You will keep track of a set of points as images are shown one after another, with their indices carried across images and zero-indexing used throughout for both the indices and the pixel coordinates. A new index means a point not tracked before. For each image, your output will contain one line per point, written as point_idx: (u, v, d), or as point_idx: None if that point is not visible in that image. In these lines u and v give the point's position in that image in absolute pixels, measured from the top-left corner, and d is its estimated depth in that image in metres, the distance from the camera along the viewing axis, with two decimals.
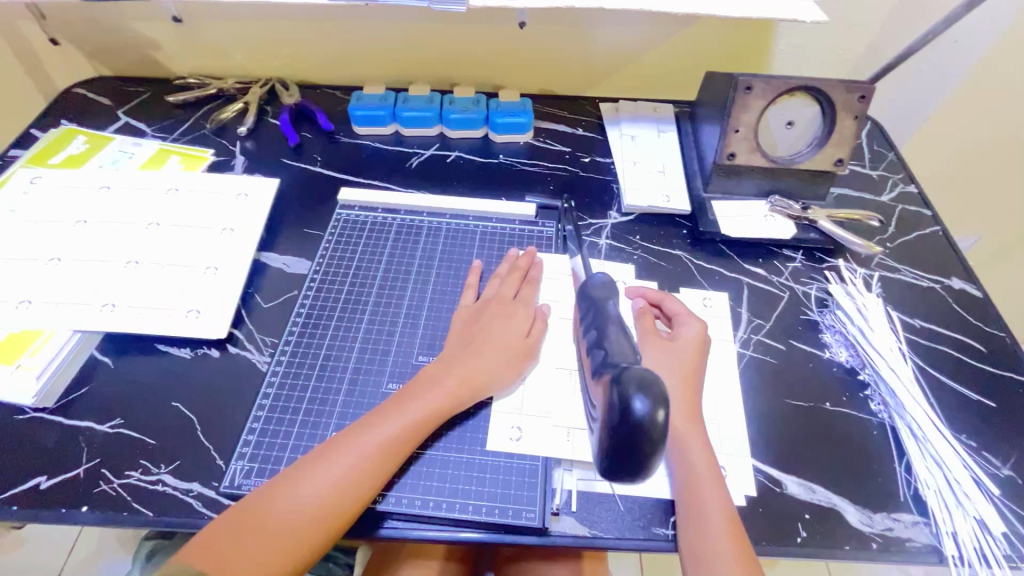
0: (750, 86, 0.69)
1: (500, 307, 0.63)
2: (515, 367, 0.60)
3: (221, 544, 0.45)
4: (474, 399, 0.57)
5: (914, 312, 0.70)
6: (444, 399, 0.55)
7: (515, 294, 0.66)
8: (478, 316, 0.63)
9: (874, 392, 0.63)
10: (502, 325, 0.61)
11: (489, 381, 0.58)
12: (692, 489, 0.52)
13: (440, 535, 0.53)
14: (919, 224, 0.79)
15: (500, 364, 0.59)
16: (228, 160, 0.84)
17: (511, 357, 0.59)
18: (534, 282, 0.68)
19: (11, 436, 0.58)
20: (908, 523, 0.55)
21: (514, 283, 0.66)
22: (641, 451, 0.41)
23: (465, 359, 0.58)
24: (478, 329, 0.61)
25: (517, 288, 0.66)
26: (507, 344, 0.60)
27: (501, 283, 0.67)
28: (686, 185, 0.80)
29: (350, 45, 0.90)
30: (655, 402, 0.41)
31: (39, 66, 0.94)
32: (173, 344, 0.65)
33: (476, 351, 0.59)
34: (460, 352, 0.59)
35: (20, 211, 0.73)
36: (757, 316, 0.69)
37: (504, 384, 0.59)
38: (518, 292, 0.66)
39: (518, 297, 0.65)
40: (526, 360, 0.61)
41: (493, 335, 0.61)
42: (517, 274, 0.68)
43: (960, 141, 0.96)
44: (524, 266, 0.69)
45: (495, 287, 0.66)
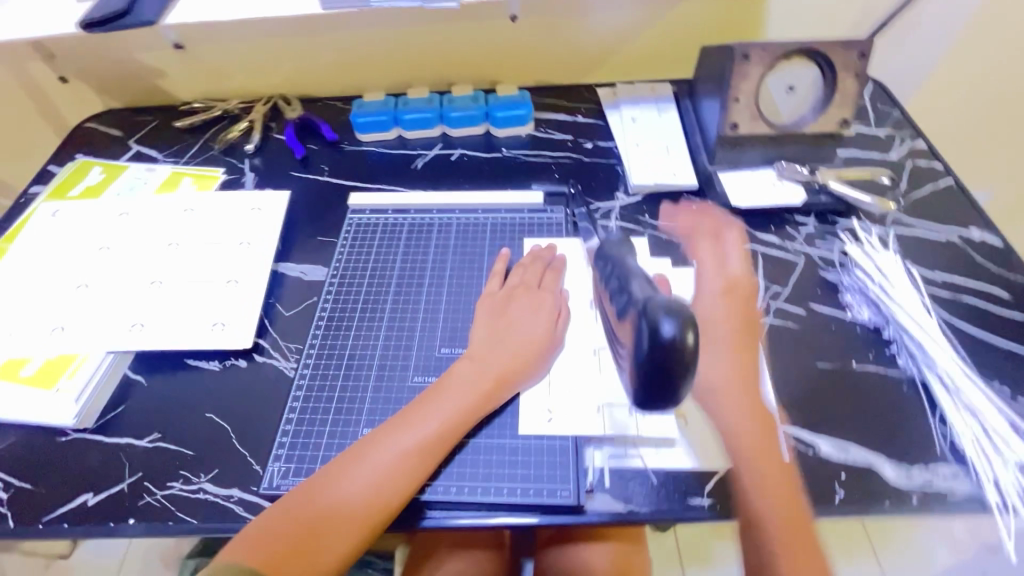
0: (746, 55, 0.69)
1: (525, 297, 0.64)
2: (544, 355, 0.60)
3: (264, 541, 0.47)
4: (507, 390, 0.58)
5: (934, 266, 0.69)
6: (475, 395, 0.56)
7: (539, 283, 0.66)
8: (503, 308, 0.63)
9: (900, 347, 0.62)
10: (529, 315, 0.62)
11: (517, 373, 0.58)
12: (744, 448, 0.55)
13: (476, 521, 0.53)
14: (931, 177, 0.78)
15: (529, 352, 0.60)
16: (239, 177, 0.86)
17: (539, 346, 0.60)
18: (558, 270, 0.68)
19: (55, 457, 0.59)
20: (947, 474, 0.54)
21: (537, 272, 0.67)
22: (675, 369, 0.45)
23: (495, 351, 0.59)
24: (505, 320, 0.62)
25: (541, 276, 0.67)
26: (535, 334, 0.61)
27: (523, 273, 0.67)
28: (691, 161, 0.80)
29: (348, 55, 0.92)
30: (682, 324, 0.44)
31: (51, 105, 0.97)
32: (202, 358, 0.66)
33: (504, 342, 0.60)
34: (488, 344, 0.60)
35: (45, 243, 0.75)
36: (774, 283, 0.69)
37: (534, 372, 0.60)
38: (542, 280, 0.67)
39: (543, 285, 0.66)
40: (554, 348, 0.61)
41: (520, 325, 0.62)
42: (539, 263, 0.68)
43: (965, 92, 0.95)
44: (546, 257, 0.69)
45: (518, 277, 0.67)
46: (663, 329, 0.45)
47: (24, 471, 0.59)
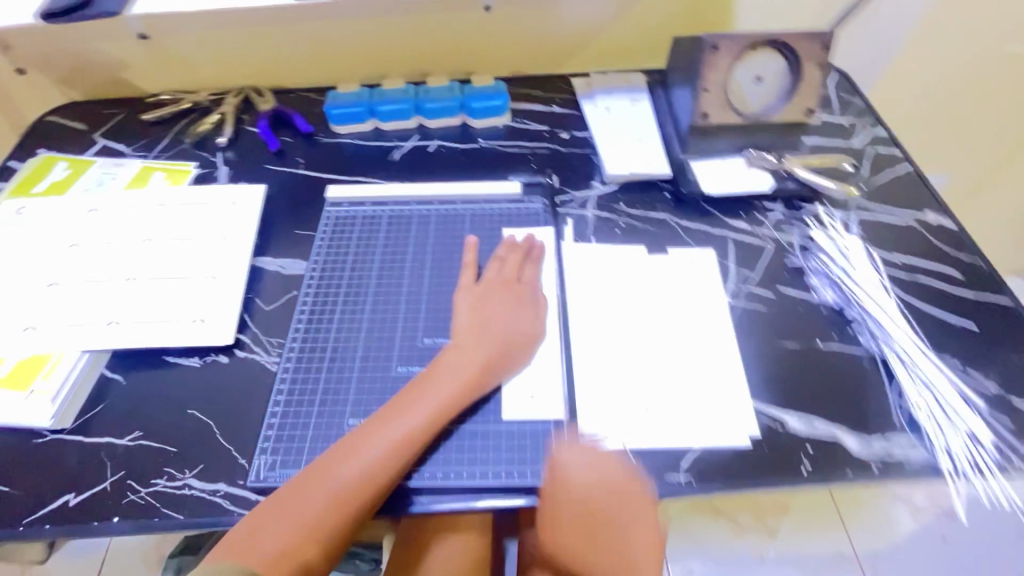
0: (716, 46, 0.72)
1: (505, 289, 0.66)
2: (525, 346, 0.62)
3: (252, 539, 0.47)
4: (490, 381, 0.59)
5: (893, 248, 0.73)
6: (459, 386, 0.57)
7: (518, 275, 0.67)
8: (483, 300, 0.65)
9: (862, 326, 0.66)
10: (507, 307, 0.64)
11: (499, 361, 0.60)
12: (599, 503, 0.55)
13: (462, 506, 0.55)
14: (890, 164, 0.82)
15: (511, 345, 0.61)
16: (212, 171, 0.85)
17: (520, 337, 0.62)
18: (536, 261, 0.70)
19: (33, 459, 0.59)
20: (905, 444, 0.58)
21: (516, 264, 0.68)
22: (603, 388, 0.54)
23: (476, 343, 0.60)
24: (485, 313, 0.63)
25: (520, 268, 0.68)
26: (514, 324, 0.62)
27: (502, 265, 0.69)
28: (664, 150, 0.82)
29: (321, 46, 0.91)
30: None
31: (8, 98, 0.94)
32: (181, 354, 0.66)
33: (485, 334, 0.61)
34: (469, 337, 0.61)
35: (10, 241, 0.73)
36: (744, 268, 0.72)
37: (515, 363, 0.61)
38: (521, 272, 0.68)
39: (521, 278, 0.67)
40: (535, 339, 0.63)
41: (501, 317, 0.63)
42: (517, 254, 0.69)
43: (923, 81, 0.99)
44: (525, 246, 0.70)
45: (496, 268, 0.68)
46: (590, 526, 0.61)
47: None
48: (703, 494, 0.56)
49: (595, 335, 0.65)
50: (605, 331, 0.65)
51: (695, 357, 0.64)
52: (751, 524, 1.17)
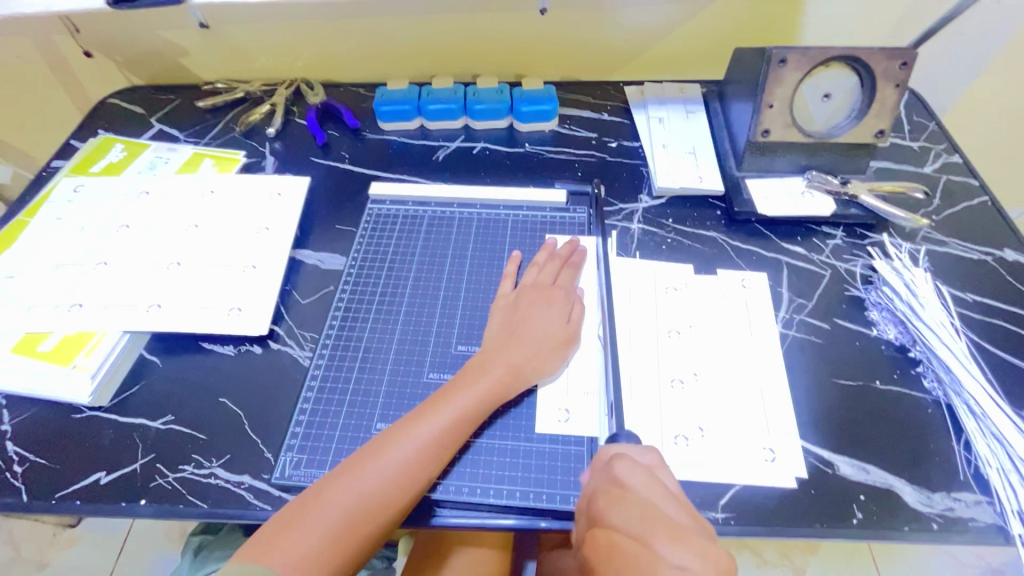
0: (784, 60, 0.67)
1: (541, 294, 0.63)
2: (559, 354, 0.60)
3: (282, 541, 0.46)
4: (521, 388, 0.57)
5: (966, 286, 0.67)
6: (491, 392, 0.55)
7: (554, 280, 0.65)
8: (517, 305, 0.63)
9: (927, 369, 0.61)
10: (543, 312, 0.61)
11: (533, 369, 0.58)
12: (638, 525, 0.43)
13: (486, 523, 0.53)
14: (965, 194, 0.76)
15: (545, 352, 0.59)
16: (260, 161, 0.86)
17: (555, 345, 0.60)
18: (575, 267, 0.67)
19: (69, 434, 0.60)
20: (970, 502, 0.53)
21: (554, 269, 0.66)
22: None
23: (510, 348, 0.58)
24: (520, 317, 0.61)
25: (557, 273, 0.66)
26: (550, 330, 0.60)
27: (539, 270, 0.67)
28: (718, 165, 0.78)
29: (374, 41, 0.90)
30: None
31: (75, 79, 0.97)
32: (217, 342, 0.66)
33: (519, 339, 0.59)
34: (503, 341, 0.59)
35: (66, 219, 0.76)
36: (798, 295, 0.67)
37: (548, 371, 0.59)
38: (558, 277, 0.66)
39: (557, 282, 0.65)
40: (569, 347, 0.61)
41: (537, 323, 0.61)
42: (554, 259, 0.67)
43: (1006, 106, 0.92)
44: (565, 253, 0.68)
45: (534, 274, 0.66)
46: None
47: (38, 446, 0.59)
48: (742, 536, 0.52)
49: (634, 356, 0.62)
50: (645, 353, 0.62)
51: (740, 388, 0.60)
52: (777, 560, 1.12)
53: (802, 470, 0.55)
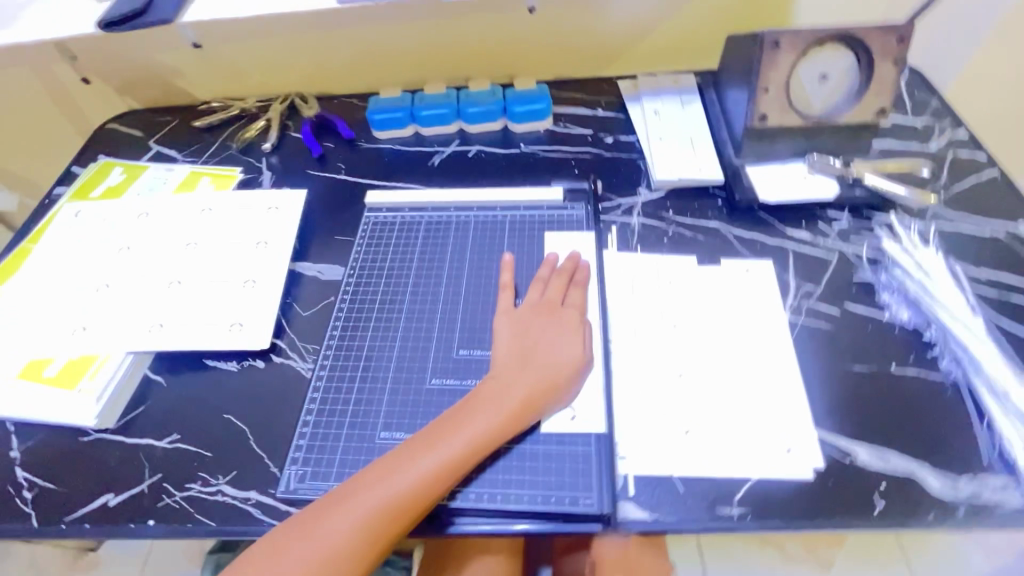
0: (777, 42, 0.66)
1: (549, 316, 0.61)
2: (570, 382, 0.57)
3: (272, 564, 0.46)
4: (530, 420, 0.55)
5: (980, 263, 0.65)
6: (497, 422, 0.53)
7: (563, 300, 0.63)
8: (526, 328, 0.60)
9: (944, 350, 0.59)
10: (551, 335, 0.59)
11: (543, 399, 0.56)
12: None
13: (494, 529, 0.52)
14: (974, 170, 0.74)
15: (555, 381, 0.57)
16: (256, 176, 0.86)
17: (565, 372, 0.57)
18: (583, 285, 0.65)
19: (77, 458, 0.60)
20: (997, 486, 0.51)
21: (560, 287, 0.64)
22: None
23: (519, 375, 0.56)
24: (530, 340, 0.59)
25: (565, 293, 0.64)
26: (559, 357, 0.58)
27: (545, 288, 0.64)
28: (717, 154, 0.77)
29: (364, 51, 0.91)
30: None
31: (74, 106, 0.99)
32: (220, 358, 0.66)
33: (530, 364, 0.57)
34: (511, 368, 0.57)
35: (67, 244, 0.76)
36: (806, 282, 0.66)
37: (559, 400, 0.57)
38: (566, 296, 0.63)
39: (566, 302, 0.63)
40: (581, 374, 0.58)
41: (546, 348, 0.59)
42: (563, 277, 0.65)
43: (1010, 77, 0.90)
44: (570, 269, 0.66)
45: (541, 292, 0.64)
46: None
47: (48, 471, 0.59)
48: (759, 531, 0.51)
49: (640, 351, 0.61)
50: (651, 348, 0.61)
51: (751, 379, 0.58)
52: (802, 555, 1.08)
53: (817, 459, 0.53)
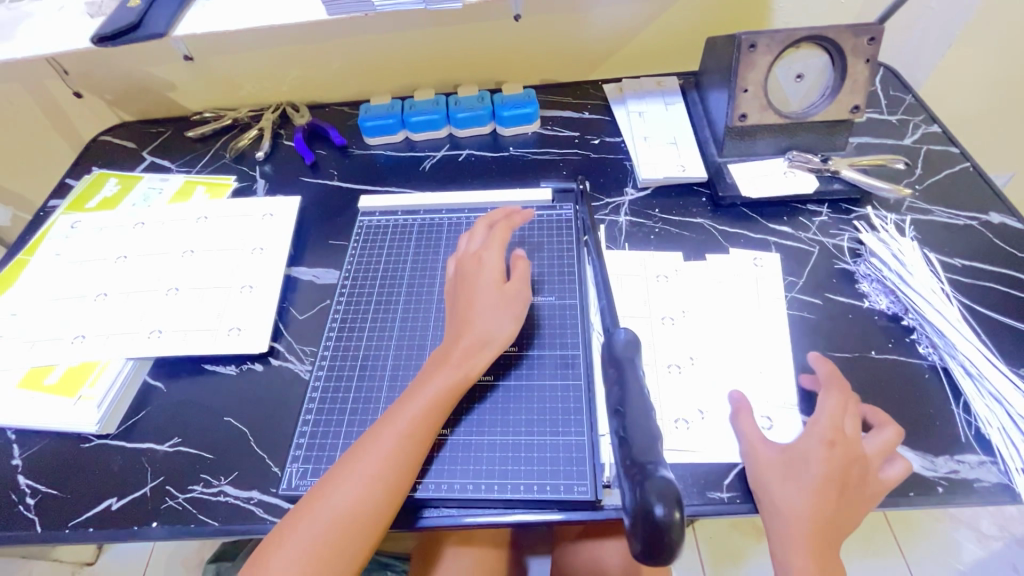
0: (753, 44, 0.68)
1: (477, 261, 0.62)
2: (510, 317, 0.59)
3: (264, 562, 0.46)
4: (482, 362, 0.57)
5: (954, 252, 0.68)
6: (449, 377, 0.55)
7: (490, 243, 0.63)
8: (461, 279, 0.61)
9: (921, 335, 0.61)
10: (484, 274, 0.60)
11: (490, 338, 0.57)
12: (786, 537, 0.49)
13: (492, 519, 0.53)
14: (947, 162, 0.77)
15: (497, 320, 0.58)
16: (250, 184, 0.87)
17: (504, 309, 0.59)
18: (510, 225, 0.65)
19: (79, 463, 0.61)
20: (974, 463, 0.53)
21: (489, 233, 0.65)
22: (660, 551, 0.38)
23: (461, 326, 0.58)
24: (464, 288, 0.60)
25: (490, 236, 0.64)
26: (494, 297, 0.59)
27: (475, 237, 0.65)
28: (700, 153, 0.79)
29: (354, 59, 0.92)
30: (671, 505, 0.39)
31: (66, 119, 1.00)
32: (219, 362, 0.67)
33: (469, 311, 0.59)
34: (456, 322, 0.59)
35: (64, 254, 0.77)
36: (789, 274, 0.68)
37: (506, 334, 0.58)
38: (492, 238, 0.64)
39: (493, 243, 0.63)
40: (518, 306, 0.60)
41: (480, 291, 0.59)
42: (484, 223, 0.66)
43: (981, 74, 0.93)
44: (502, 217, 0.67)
45: (471, 242, 0.65)
46: (653, 511, 0.39)
47: (50, 477, 0.60)
48: (749, 513, 0.53)
49: None
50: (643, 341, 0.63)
51: (738, 370, 0.60)
52: None
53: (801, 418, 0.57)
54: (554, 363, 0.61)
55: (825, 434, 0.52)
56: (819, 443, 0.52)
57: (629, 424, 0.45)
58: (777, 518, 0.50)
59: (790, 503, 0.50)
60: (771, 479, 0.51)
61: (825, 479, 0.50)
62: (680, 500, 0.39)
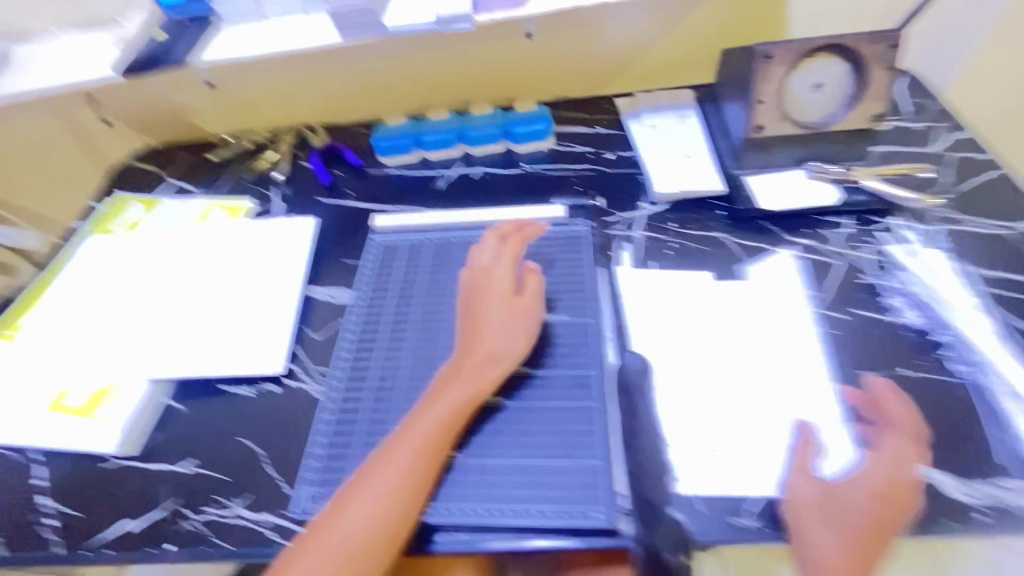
0: (770, 55, 0.67)
1: (487, 274, 0.61)
2: (522, 330, 0.58)
3: None
4: (494, 377, 0.56)
5: (990, 263, 0.65)
6: (461, 394, 0.54)
7: (500, 256, 0.63)
8: (472, 292, 0.61)
9: (956, 352, 0.58)
10: (495, 286, 0.60)
11: (502, 351, 0.57)
12: None
13: (505, 546, 0.52)
14: (977, 169, 0.74)
15: (508, 334, 0.58)
16: (268, 206, 0.89)
17: (514, 322, 0.58)
18: (522, 237, 0.65)
19: (98, 484, 0.61)
20: (1019, 490, 0.49)
21: (501, 246, 0.64)
22: None
23: (472, 340, 0.57)
24: (474, 301, 0.60)
25: (500, 249, 0.64)
26: (504, 310, 0.58)
27: (486, 248, 0.65)
28: (716, 166, 0.78)
29: (369, 81, 0.94)
30: None
31: (95, 146, 1.03)
32: (235, 383, 0.68)
33: (480, 325, 0.58)
34: (467, 336, 0.58)
35: (89, 277, 0.79)
36: (812, 289, 0.66)
37: (517, 347, 0.58)
38: (503, 251, 0.64)
39: (503, 256, 0.63)
40: (529, 319, 0.59)
41: (490, 304, 0.59)
42: (494, 236, 0.66)
43: (1011, 78, 0.90)
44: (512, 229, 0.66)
45: (482, 255, 0.64)
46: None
47: (71, 498, 0.61)
48: (779, 544, 0.50)
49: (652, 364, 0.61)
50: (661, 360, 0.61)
51: (761, 390, 0.58)
52: None
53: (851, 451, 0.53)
54: (568, 383, 0.60)
55: (877, 484, 0.48)
56: (870, 493, 0.48)
57: None
58: (809, 561, 0.47)
59: (830, 550, 0.47)
60: (811, 519, 0.48)
61: (869, 529, 0.47)
62: None
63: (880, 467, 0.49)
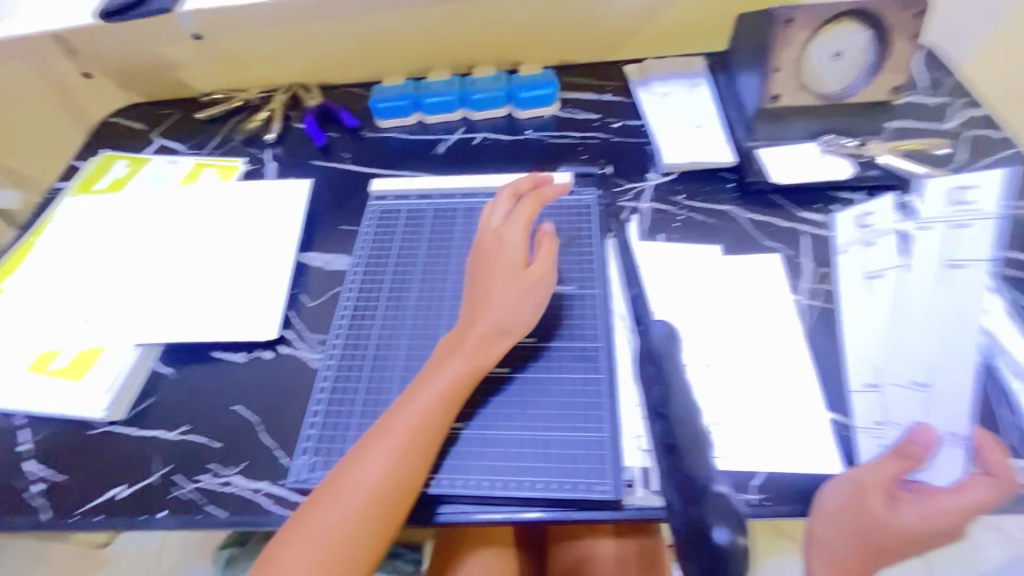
0: (791, 19, 0.64)
1: (497, 238, 0.59)
2: (531, 298, 0.57)
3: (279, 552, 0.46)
4: (499, 346, 0.55)
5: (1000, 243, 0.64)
6: (466, 364, 0.53)
7: (512, 219, 0.60)
8: (480, 256, 0.59)
9: None
10: (504, 251, 0.58)
11: (509, 320, 0.55)
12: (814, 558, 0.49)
13: (507, 517, 0.51)
14: (991, 147, 0.73)
15: (517, 302, 0.56)
16: (260, 167, 0.85)
17: (523, 289, 0.56)
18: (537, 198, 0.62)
19: (87, 450, 0.59)
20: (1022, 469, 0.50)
21: (517, 205, 0.62)
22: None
23: (478, 307, 0.55)
24: (482, 266, 0.58)
25: (512, 211, 0.61)
26: (512, 277, 0.56)
27: (498, 210, 0.62)
28: (727, 137, 0.75)
29: (367, 38, 0.89)
30: (734, 530, 0.42)
31: (74, 100, 0.98)
32: (228, 350, 0.66)
33: (487, 291, 0.56)
34: (474, 301, 0.56)
35: (72, 237, 0.76)
36: (823, 264, 0.65)
37: (525, 315, 0.56)
38: (514, 213, 0.61)
39: (514, 219, 0.60)
40: (539, 288, 0.57)
41: (499, 270, 0.57)
42: (508, 195, 0.63)
43: None
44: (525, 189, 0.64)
45: (492, 216, 0.62)
46: (715, 534, 0.42)
47: (59, 464, 0.59)
48: (777, 517, 0.50)
49: None
50: None
51: (768, 367, 0.57)
52: None
53: (941, 479, 0.48)
54: (573, 355, 0.59)
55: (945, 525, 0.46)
56: (929, 529, 0.46)
57: (674, 431, 0.50)
58: (818, 549, 0.49)
59: (842, 547, 0.47)
60: (835, 521, 0.47)
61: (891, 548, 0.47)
62: (742, 527, 0.42)
63: (948, 511, 0.46)
